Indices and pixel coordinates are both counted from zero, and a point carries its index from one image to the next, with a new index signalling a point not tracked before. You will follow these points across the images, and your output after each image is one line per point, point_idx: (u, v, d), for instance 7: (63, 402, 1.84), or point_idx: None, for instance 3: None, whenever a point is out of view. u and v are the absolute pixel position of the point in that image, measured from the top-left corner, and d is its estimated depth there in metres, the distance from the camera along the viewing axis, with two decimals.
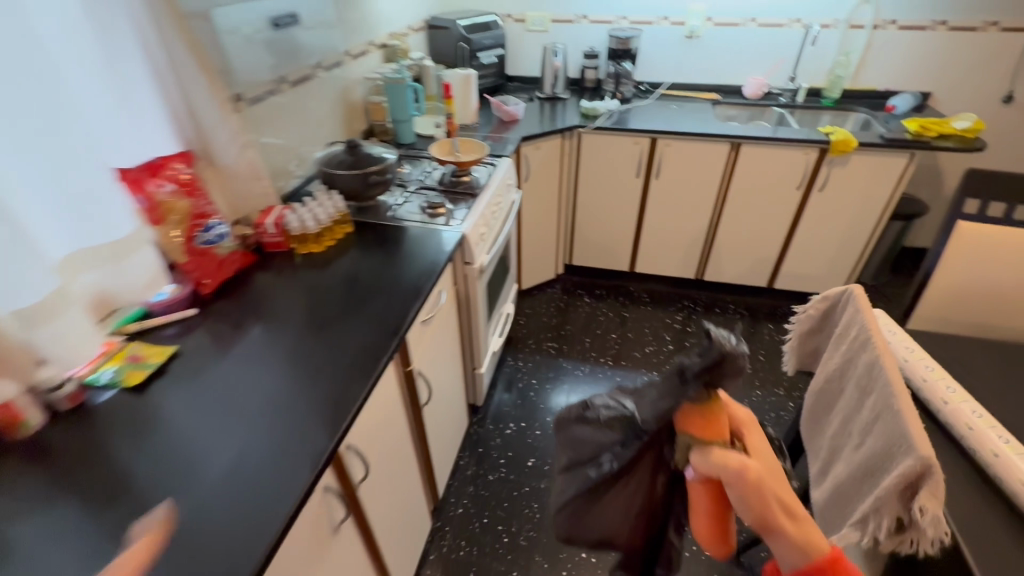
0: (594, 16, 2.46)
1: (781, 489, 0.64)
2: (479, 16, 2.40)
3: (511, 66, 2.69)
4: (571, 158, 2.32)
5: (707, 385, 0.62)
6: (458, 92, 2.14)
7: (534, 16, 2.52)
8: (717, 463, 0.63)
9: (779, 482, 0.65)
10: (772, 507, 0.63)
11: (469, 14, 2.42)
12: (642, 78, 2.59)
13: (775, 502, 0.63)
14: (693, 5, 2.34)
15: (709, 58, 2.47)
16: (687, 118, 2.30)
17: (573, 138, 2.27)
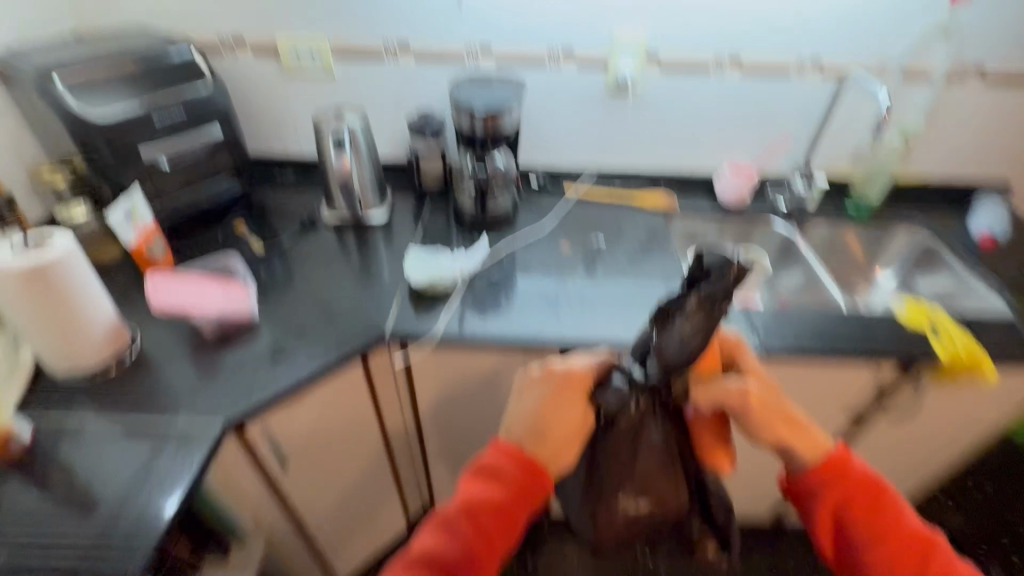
0: (422, 47, 1.19)
1: (776, 406, 0.73)
2: (135, 57, 1.01)
3: (276, 143, 1.33)
4: (396, 387, 1.06)
5: (717, 319, 0.68)
6: (38, 304, 0.76)
7: (296, 46, 1.18)
8: (719, 387, 0.72)
9: (773, 400, 0.74)
10: (772, 419, 0.72)
11: (122, 46, 1.04)
12: (533, 164, 1.37)
13: (781, 423, 0.73)
14: (615, 30, 1.15)
15: (650, 130, 1.30)
16: (624, 286, 1.11)
17: (390, 356, 0.99)
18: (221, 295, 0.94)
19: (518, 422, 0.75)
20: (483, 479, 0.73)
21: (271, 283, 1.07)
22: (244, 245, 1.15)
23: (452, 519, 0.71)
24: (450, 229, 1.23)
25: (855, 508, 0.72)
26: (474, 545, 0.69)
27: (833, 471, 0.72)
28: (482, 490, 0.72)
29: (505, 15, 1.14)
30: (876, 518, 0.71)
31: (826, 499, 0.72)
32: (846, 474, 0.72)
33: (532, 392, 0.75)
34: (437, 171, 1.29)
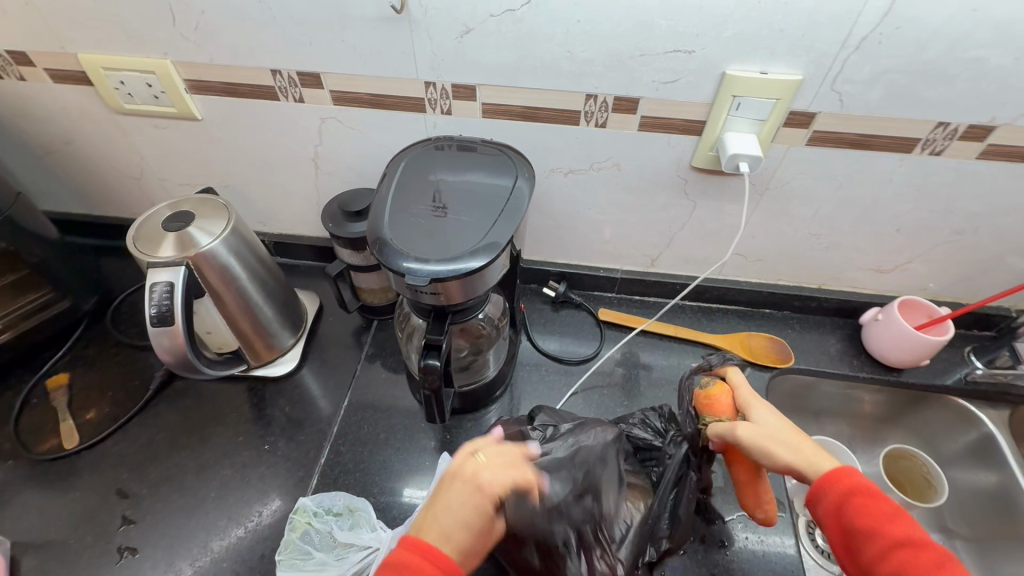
0: (341, 81, 0.62)
1: (788, 451, 0.50)
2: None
3: (145, 204, 0.85)
4: None
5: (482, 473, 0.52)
6: None
7: (116, 70, 0.64)
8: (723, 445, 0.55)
9: (789, 442, 0.51)
10: (770, 453, 0.50)
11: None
12: (549, 261, 0.83)
13: (782, 449, 0.50)
14: (729, 66, 0.54)
15: (759, 230, 0.73)
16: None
17: None
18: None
19: (439, 532, 0.45)
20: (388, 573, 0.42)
21: (66, 533, 0.62)
22: (50, 426, 0.70)
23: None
24: (396, 393, 0.75)
25: (859, 501, 0.46)
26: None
27: (827, 478, 0.47)
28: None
29: (498, 28, 0.55)
30: (872, 509, 0.45)
31: (826, 520, 0.47)
32: (838, 473, 0.47)
33: (460, 505, 0.47)
34: (384, 283, 0.78)
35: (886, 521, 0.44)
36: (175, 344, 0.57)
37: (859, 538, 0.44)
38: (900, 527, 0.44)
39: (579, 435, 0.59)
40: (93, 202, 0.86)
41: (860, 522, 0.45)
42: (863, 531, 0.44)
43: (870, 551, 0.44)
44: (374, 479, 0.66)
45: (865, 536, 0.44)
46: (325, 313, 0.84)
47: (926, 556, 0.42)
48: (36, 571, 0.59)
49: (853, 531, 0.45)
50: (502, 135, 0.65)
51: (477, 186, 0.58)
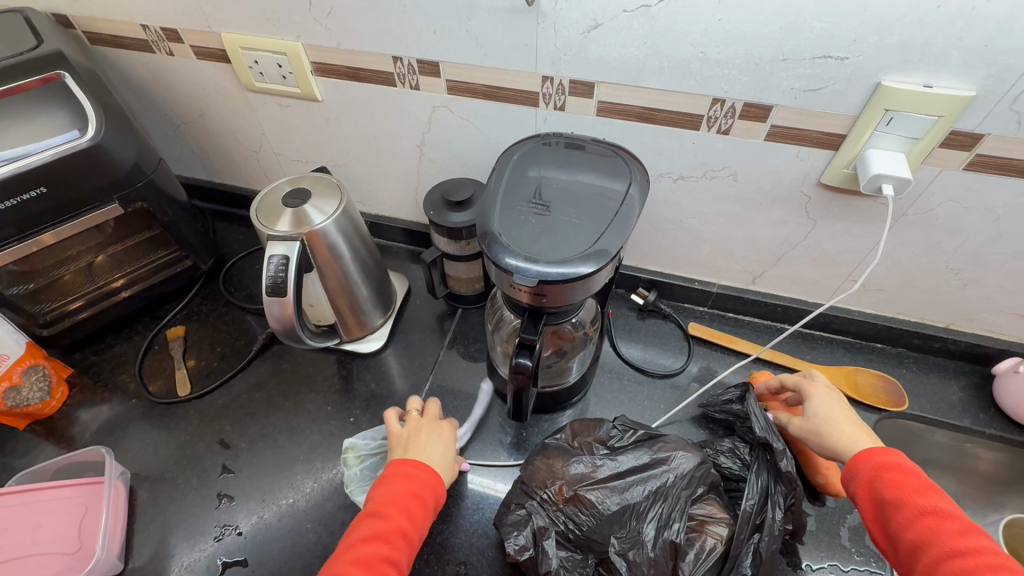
0: (458, 70, 0.62)
1: (831, 441, 0.53)
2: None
3: (259, 176, 0.91)
4: None
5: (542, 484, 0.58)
6: None
7: (253, 50, 0.68)
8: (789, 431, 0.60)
9: (835, 433, 0.53)
10: (809, 437, 0.56)
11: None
12: (641, 267, 0.80)
13: (823, 435, 0.54)
14: (886, 76, 0.49)
15: (888, 258, 0.66)
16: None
17: None
18: (31, 512, 0.60)
19: (428, 454, 0.55)
20: (393, 477, 0.52)
21: (175, 472, 0.68)
22: (166, 372, 0.77)
23: (371, 515, 0.49)
24: (475, 383, 0.76)
25: (890, 476, 0.48)
26: (402, 534, 0.48)
27: (854, 460, 0.50)
28: (395, 485, 0.51)
29: (629, 24, 0.52)
30: (901, 480, 0.47)
31: (857, 492, 0.49)
32: (869, 451, 0.50)
33: (442, 438, 0.58)
34: (473, 274, 0.78)
35: (914, 492, 0.46)
36: (285, 314, 0.61)
37: (889, 509, 0.46)
38: (929, 499, 0.45)
39: (654, 457, 0.58)
40: (215, 170, 0.93)
41: (887, 493, 0.47)
42: (891, 502, 0.47)
43: (896, 519, 0.46)
44: None
45: (894, 506, 0.46)
46: (412, 296, 0.86)
47: (953, 525, 0.43)
48: (148, 503, 0.65)
49: (884, 503, 0.47)
50: (613, 135, 0.63)
51: (588, 188, 0.56)
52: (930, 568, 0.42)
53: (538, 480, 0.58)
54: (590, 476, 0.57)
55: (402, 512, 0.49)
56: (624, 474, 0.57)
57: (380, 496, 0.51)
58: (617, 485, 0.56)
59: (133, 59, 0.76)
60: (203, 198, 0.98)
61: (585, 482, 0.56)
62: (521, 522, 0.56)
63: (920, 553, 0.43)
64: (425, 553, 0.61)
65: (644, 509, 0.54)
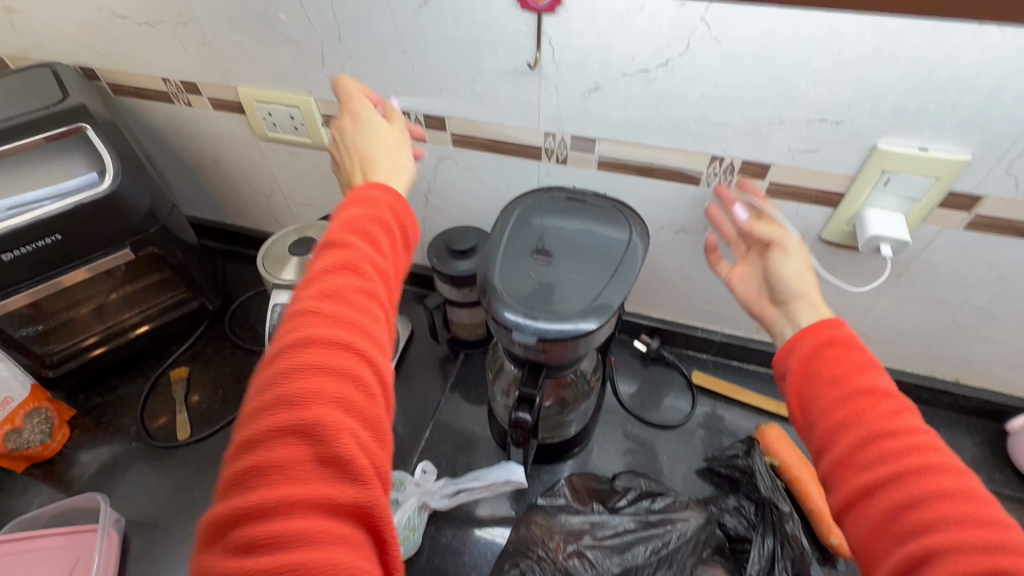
0: (464, 125, 0.64)
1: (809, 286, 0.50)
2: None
3: (269, 218, 0.93)
4: None
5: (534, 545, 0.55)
6: None
7: (267, 103, 0.71)
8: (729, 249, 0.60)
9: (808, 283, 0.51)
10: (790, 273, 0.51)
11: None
12: (644, 314, 0.80)
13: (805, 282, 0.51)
14: (882, 139, 0.50)
15: (893, 311, 0.65)
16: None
17: None
18: (20, 562, 0.59)
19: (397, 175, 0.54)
20: (312, 319, 0.36)
21: (171, 519, 0.67)
22: (168, 414, 0.77)
23: (308, 342, 0.35)
24: (476, 430, 0.75)
25: (832, 353, 0.43)
26: (332, 402, 0.33)
27: (804, 333, 0.46)
28: (311, 323, 0.36)
29: (629, 87, 0.54)
30: (842, 359, 0.42)
31: (793, 371, 0.45)
32: (820, 328, 0.45)
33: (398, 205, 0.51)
34: (475, 319, 0.78)
35: (852, 370, 0.41)
36: None
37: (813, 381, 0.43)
38: (868, 378, 0.41)
39: (656, 515, 0.57)
40: (226, 212, 0.95)
41: (822, 370, 0.43)
42: (826, 379, 0.42)
43: (831, 396, 0.41)
44: (446, 514, 0.65)
45: (828, 384, 0.42)
46: (415, 338, 0.86)
47: (885, 403, 0.39)
48: (142, 551, 0.64)
49: (814, 380, 0.43)
50: (614, 188, 0.64)
51: (588, 242, 0.57)
52: (853, 444, 0.39)
53: (532, 540, 0.56)
54: (589, 539, 0.55)
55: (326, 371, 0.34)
56: (626, 534, 0.55)
57: (272, 375, 0.34)
58: (618, 547, 0.55)
59: (153, 109, 0.80)
60: (214, 238, 1.00)
61: (585, 542, 0.55)
62: None
63: (845, 433, 0.39)
64: None
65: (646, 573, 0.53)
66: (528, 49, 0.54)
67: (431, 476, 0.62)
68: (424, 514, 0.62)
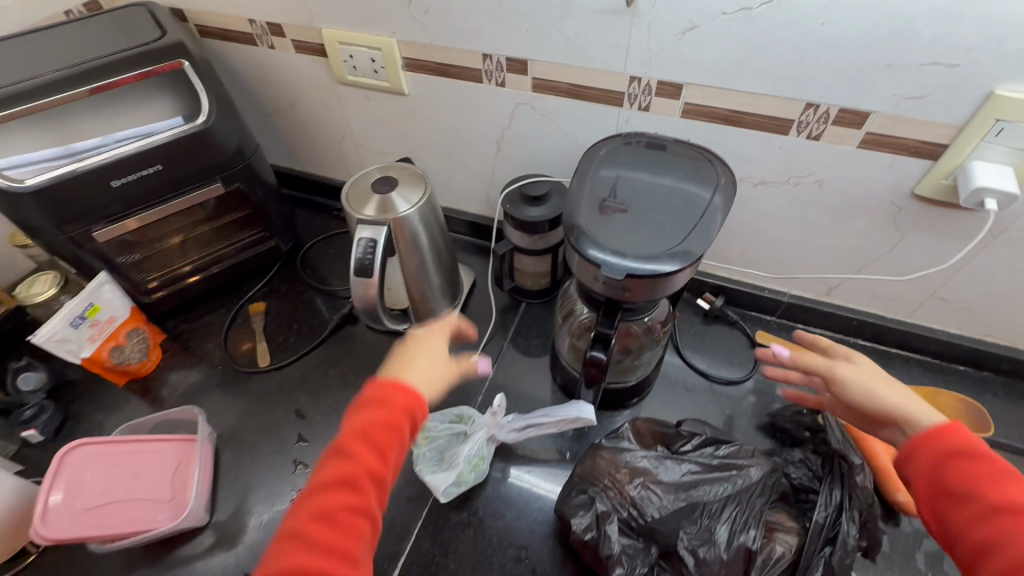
0: (546, 69, 0.64)
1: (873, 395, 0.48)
2: (72, 87, 0.62)
3: (339, 166, 0.95)
4: None
5: (605, 473, 0.58)
6: None
7: (349, 45, 0.72)
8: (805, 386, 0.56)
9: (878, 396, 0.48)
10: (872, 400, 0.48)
11: (45, 63, 0.64)
12: (710, 273, 0.79)
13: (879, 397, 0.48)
14: (1000, 85, 0.47)
15: (981, 276, 0.63)
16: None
17: None
18: (131, 461, 0.64)
19: (426, 372, 0.51)
20: (370, 409, 0.46)
21: (255, 437, 0.72)
22: (248, 345, 0.82)
23: (333, 474, 0.43)
24: (537, 376, 0.77)
25: (959, 462, 0.41)
26: (370, 477, 0.43)
27: (923, 439, 0.43)
28: (369, 413, 0.46)
29: (727, 26, 0.52)
30: (974, 471, 0.40)
31: (918, 478, 0.43)
32: (937, 434, 0.43)
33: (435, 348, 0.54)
34: (541, 269, 0.80)
35: (993, 484, 0.39)
36: (368, 295, 0.65)
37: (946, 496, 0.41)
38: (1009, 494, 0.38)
39: (723, 459, 0.58)
40: (298, 159, 0.98)
41: (952, 484, 0.40)
42: (960, 495, 0.40)
43: (969, 516, 0.39)
44: (511, 450, 0.68)
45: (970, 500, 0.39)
46: (478, 287, 0.88)
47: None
48: (231, 464, 0.70)
49: (950, 494, 0.40)
50: (696, 137, 0.63)
51: (671, 189, 0.56)
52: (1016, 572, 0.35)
53: (602, 470, 0.58)
54: (658, 474, 0.57)
55: (372, 454, 0.44)
56: (695, 473, 0.57)
57: (317, 477, 0.44)
58: (685, 485, 0.56)
59: (237, 52, 0.82)
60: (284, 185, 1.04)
61: (652, 477, 0.56)
62: (585, 505, 0.57)
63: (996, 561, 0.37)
64: (488, 534, 0.62)
65: (716, 509, 0.54)
66: None
67: (503, 412, 0.65)
68: (492, 445, 0.65)
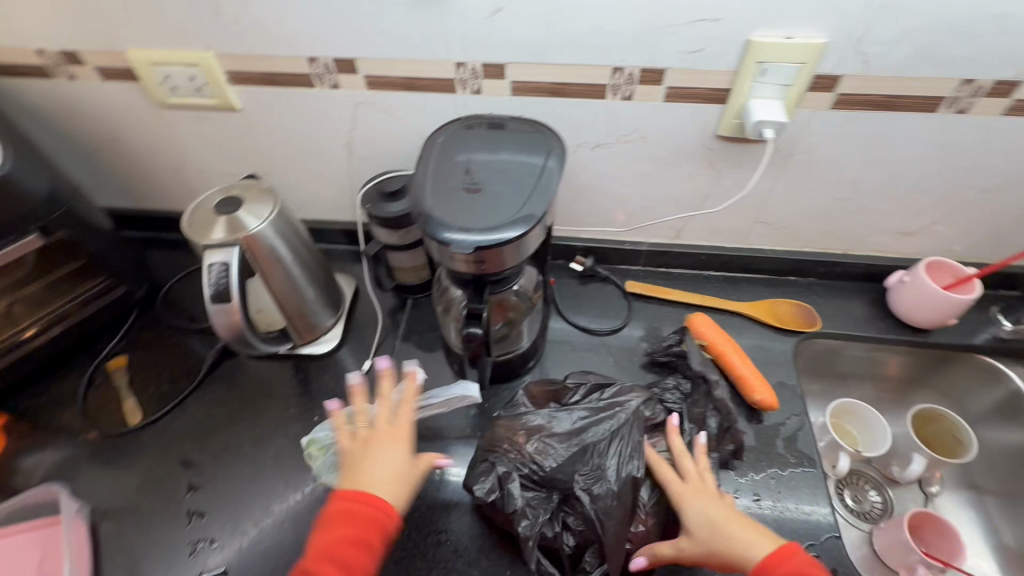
0: (375, 66, 0.64)
1: (721, 529, 0.53)
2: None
3: (186, 196, 0.89)
4: None
5: (504, 438, 0.61)
6: None
7: (162, 65, 0.68)
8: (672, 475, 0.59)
9: (723, 524, 0.54)
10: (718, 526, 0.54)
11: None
12: (576, 237, 0.85)
13: (727, 522, 0.54)
14: (754, 33, 0.56)
15: (786, 197, 0.74)
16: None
17: None
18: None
19: (378, 480, 0.54)
20: (333, 525, 0.52)
21: (138, 500, 0.66)
22: (112, 405, 0.74)
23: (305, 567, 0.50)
24: (434, 366, 0.78)
25: None
26: None
27: (768, 569, 0.50)
28: (336, 533, 0.51)
29: (528, 5, 0.56)
30: None
31: None
32: (774, 560, 0.50)
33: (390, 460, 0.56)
34: (418, 263, 0.80)
35: None
36: (232, 321, 0.62)
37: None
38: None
39: (609, 401, 0.63)
40: (136, 196, 0.90)
41: None
42: None
43: None
44: (418, 443, 0.69)
45: None
46: (362, 294, 0.87)
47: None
48: (114, 535, 0.63)
49: None
50: (530, 112, 0.67)
51: (511, 162, 0.60)
52: None
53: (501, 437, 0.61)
54: (551, 429, 0.61)
55: (338, 573, 0.49)
56: (584, 419, 0.61)
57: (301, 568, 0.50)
58: (576, 431, 0.60)
59: (31, 88, 0.73)
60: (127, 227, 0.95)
61: (546, 432, 0.60)
62: (487, 471, 0.59)
63: None
64: (407, 527, 0.62)
65: (604, 447, 0.59)
66: None
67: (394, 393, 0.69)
68: None
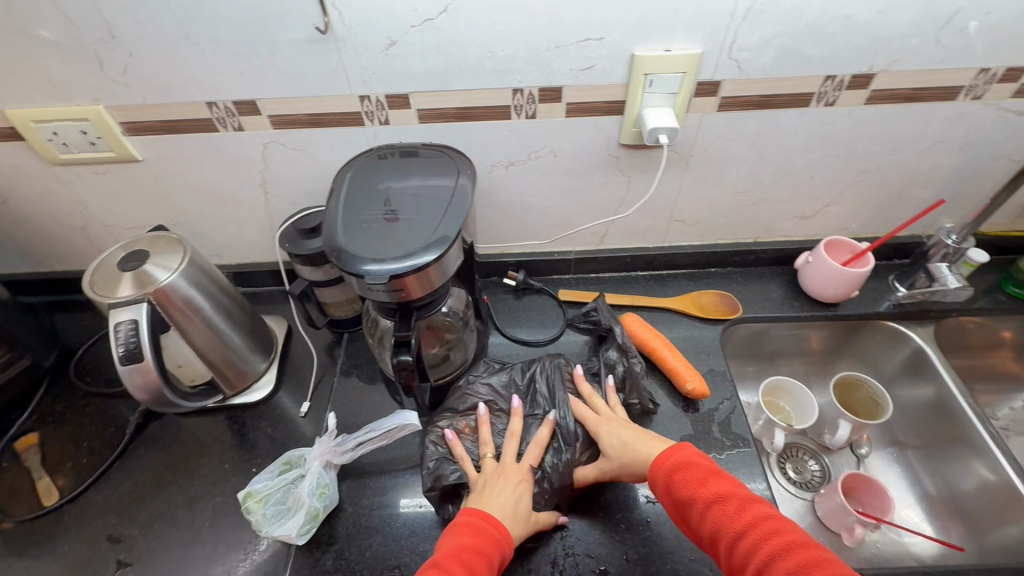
0: (277, 104, 0.64)
1: (623, 443, 0.61)
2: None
3: (94, 253, 0.84)
4: None
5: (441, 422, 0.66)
6: None
7: (47, 121, 0.65)
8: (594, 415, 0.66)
9: (630, 442, 0.61)
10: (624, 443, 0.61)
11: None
12: (506, 253, 0.86)
13: (631, 437, 0.61)
14: (637, 48, 0.60)
15: (693, 195, 0.79)
16: (654, 528, 0.63)
17: None
18: None
19: (499, 503, 0.57)
20: (454, 534, 0.54)
21: None
22: (25, 487, 0.69)
23: None
24: (376, 397, 0.77)
25: (679, 475, 0.55)
26: None
27: (656, 462, 0.57)
28: (461, 540, 0.53)
29: (422, 37, 0.58)
30: (689, 476, 0.55)
31: (659, 486, 0.56)
32: (665, 455, 0.57)
33: (515, 490, 0.58)
34: (348, 295, 0.79)
35: (701, 485, 0.54)
36: (148, 381, 0.59)
37: (677, 499, 0.54)
38: (712, 487, 0.53)
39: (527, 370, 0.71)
40: (38, 259, 0.84)
41: (681, 491, 0.54)
42: (688, 498, 0.54)
43: (701, 502, 0.53)
44: (365, 478, 0.67)
45: (690, 504, 0.53)
46: (295, 333, 0.85)
47: (734, 501, 0.52)
48: None
49: (683, 502, 0.54)
50: (441, 137, 0.69)
51: (422, 188, 0.61)
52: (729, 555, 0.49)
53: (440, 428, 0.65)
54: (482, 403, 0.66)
55: None
56: None
57: None
58: None
59: None
60: (31, 293, 0.88)
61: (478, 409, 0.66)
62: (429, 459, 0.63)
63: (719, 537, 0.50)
64: (358, 569, 0.60)
65: None
66: (315, 14, 0.56)
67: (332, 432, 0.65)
68: (331, 471, 0.64)
